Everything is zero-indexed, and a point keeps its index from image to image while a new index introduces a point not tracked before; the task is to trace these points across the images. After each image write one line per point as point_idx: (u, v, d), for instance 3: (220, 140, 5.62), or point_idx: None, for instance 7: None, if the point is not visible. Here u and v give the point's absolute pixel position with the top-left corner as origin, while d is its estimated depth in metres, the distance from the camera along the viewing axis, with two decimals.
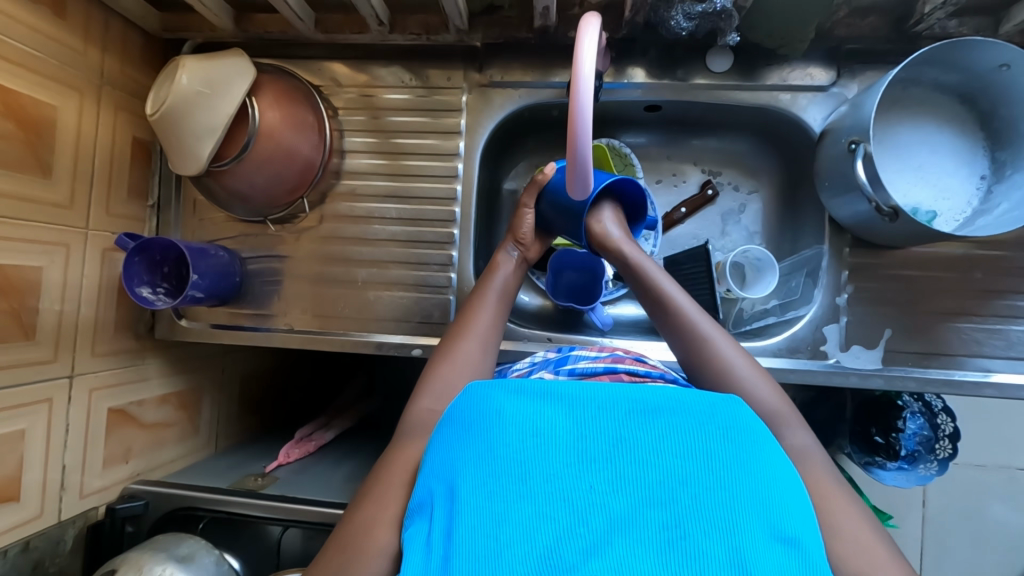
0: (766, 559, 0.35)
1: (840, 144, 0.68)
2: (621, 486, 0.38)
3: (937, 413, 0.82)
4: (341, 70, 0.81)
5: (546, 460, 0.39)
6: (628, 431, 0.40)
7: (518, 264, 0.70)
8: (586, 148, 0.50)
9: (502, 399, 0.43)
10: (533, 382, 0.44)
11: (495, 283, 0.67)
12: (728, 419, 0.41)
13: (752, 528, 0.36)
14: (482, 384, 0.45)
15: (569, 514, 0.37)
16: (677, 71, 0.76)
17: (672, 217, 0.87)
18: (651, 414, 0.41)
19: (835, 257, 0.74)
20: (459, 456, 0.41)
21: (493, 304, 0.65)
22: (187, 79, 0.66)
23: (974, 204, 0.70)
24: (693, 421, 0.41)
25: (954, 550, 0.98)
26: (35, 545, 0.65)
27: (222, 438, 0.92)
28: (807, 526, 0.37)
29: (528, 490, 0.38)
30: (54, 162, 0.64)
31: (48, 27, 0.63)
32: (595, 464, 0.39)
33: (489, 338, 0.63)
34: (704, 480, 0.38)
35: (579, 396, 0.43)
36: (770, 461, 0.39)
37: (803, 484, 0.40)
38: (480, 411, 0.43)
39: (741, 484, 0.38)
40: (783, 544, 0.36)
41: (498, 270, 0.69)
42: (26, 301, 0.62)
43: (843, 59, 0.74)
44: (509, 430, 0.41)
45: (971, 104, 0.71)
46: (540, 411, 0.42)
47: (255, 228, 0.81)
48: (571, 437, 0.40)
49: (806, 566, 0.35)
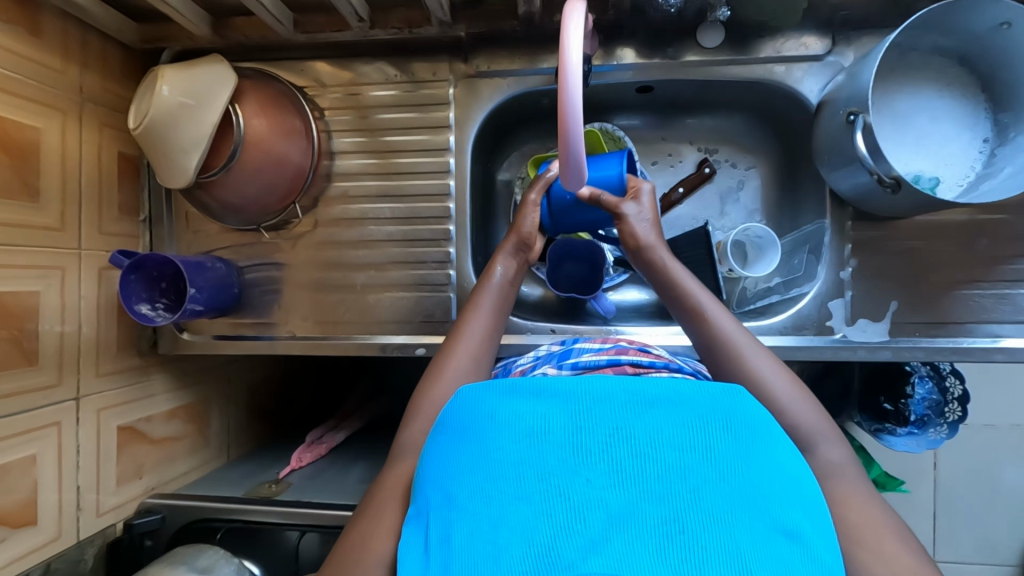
0: (766, 551, 0.35)
1: (838, 116, 0.66)
2: (619, 482, 0.38)
3: (946, 376, 0.82)
4: (325, 69, 0.79)
5: (541, 459, 0.39)
6: (627, 427, 0.40)
7: (519, 262, 0.68)
8: (579, 139, 0.49)
9: (496, 401, 0.43)
10: (529, 381, 0.44)
11: (494, 287, 0.65)
12: (727, 412, 0.40)
13: (751, 519, 0.36)
14: (474, 387, 0.45)
15: (568, 513, 0.36)
16: (667, 50, 0.75)
17: (670, 197, 0.84)
18: (649, 407, 0.41)
19: (837, 231, 0.73)
20: (454, 461, 0.41)
21: (492, 310, 0.63)
22: (169, 90, 0.65)
23: (978, 168, 0.69)
24: (691, 414, 0.40)
25: (966, 511, 0.99)
26: (56, 566, 0.66)
27: (233, 447, 0.92)
28: (806, 514, 0.37)
29: (523, 491, 0.38)
30: (41, 185, 0.63)
31: (23, 47, 0.62)
32: (592, 460, 0.39)
33: (483, 356, 0.61)
34: (703, 472, 0.38)
35: (574, 392, 0.42)
36: (770, 451, 0.39)
37: (801, 469, 0.40)
38: (474, 414, 0.43)
39: (739, 475, 0.38)
40: (786, 536, 0.36)
41: (496, 269, 0.66)
42: (25, 327, 0.62)
43: (837, 26, 0.71)
44: (507, 433, 0.41)
45: (971, 67, 0.69)
46: (536, 410, 0.42)
47: (250, 236, 0.80)
48: (565, 434, 0.40)
49: (809, 555, 0.35)
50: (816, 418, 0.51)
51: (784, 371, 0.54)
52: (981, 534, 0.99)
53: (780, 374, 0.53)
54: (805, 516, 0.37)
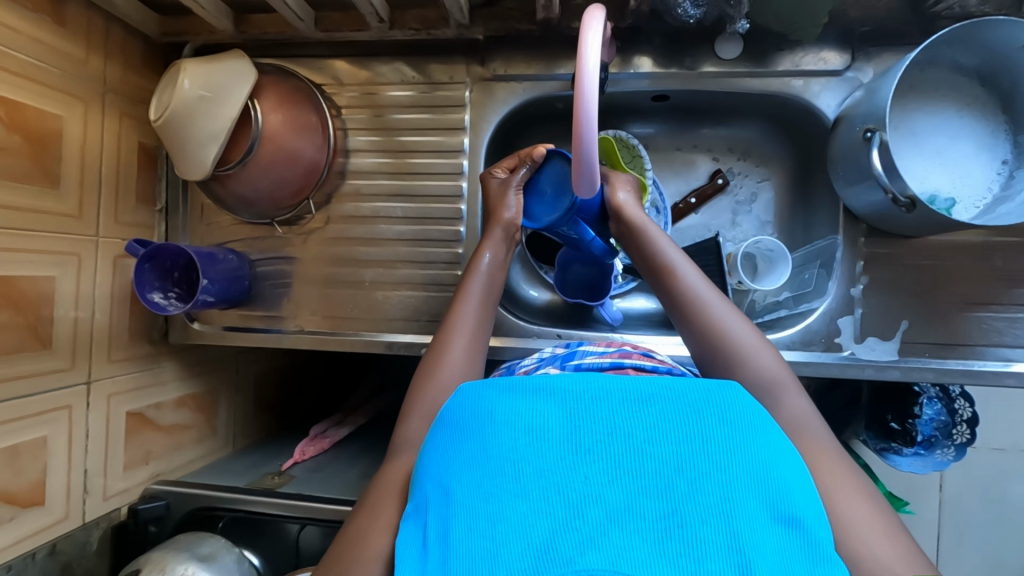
0: (766, 541, 0.35)
1: (855, 132, 0.66)
2: (618, 477, 0.38)
3: (956, 398, 0.81)
4: (343, 68, 0.80)
5: (540, 456, 0.39)
6: (623, 423, 0.40)
7: (507, 247, 0.68)
8: (591, 145, 0.49)
9: (496, 399, 0.43)
10: (528, 379, 0.45)
11: (483, 270, 0.66)
12: (722, 406, 0.41)
13: (751, 508, 0.36)
14: (474, 384, 0.46)
15: (565, 509, 0.36)
16: (684, 60, 0.74)
17: (681, 207, 0.86)
18: (644, 403, 0.41)
19: (849, 247, 0.73)
20: (453, 458, 0.41)
21: (480, 296, 0.64)
22: (190, 83, 0.66)
23: (995, 189, 0.68)
24: (686, 409, 0.41)
25: (972, 534, 0.98)
26: (61, 547, 0.67)
27: (239, 437, 0.93)
28: (806, 505, 0.37)
29: (522, 487, 0.38)
30: (61, 172, 0.65)
31: (48, 36, 0.63)
32: (590, 457, 0.39)
33: (478, 338, 0.62)
34: (700, 465, 0.38)
35: (574, 391, 0.43)
36: (767, 443, 0.39)
37: (799, 462, 0.40)
38: (474, 411, 0.43)
39: (737, 467, 0.38)
40: (784, 525, 0.36)
41: (483, 254, 0.66)
42: (41, 311, 0.63)
43: (857, 41, 0.71)
44: (505, 430, 0.41)
45: (992, 86, 0.69)
46: (534, 407, 0.42)
47: (263, 230, 0.81)
48: (564, 431, 0.40)
49: (807, 543, 0.36)
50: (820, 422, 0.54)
51: (780, 365, 0.54)
52: (986, 558, 0.97)
53: (778, 368, 0.53)
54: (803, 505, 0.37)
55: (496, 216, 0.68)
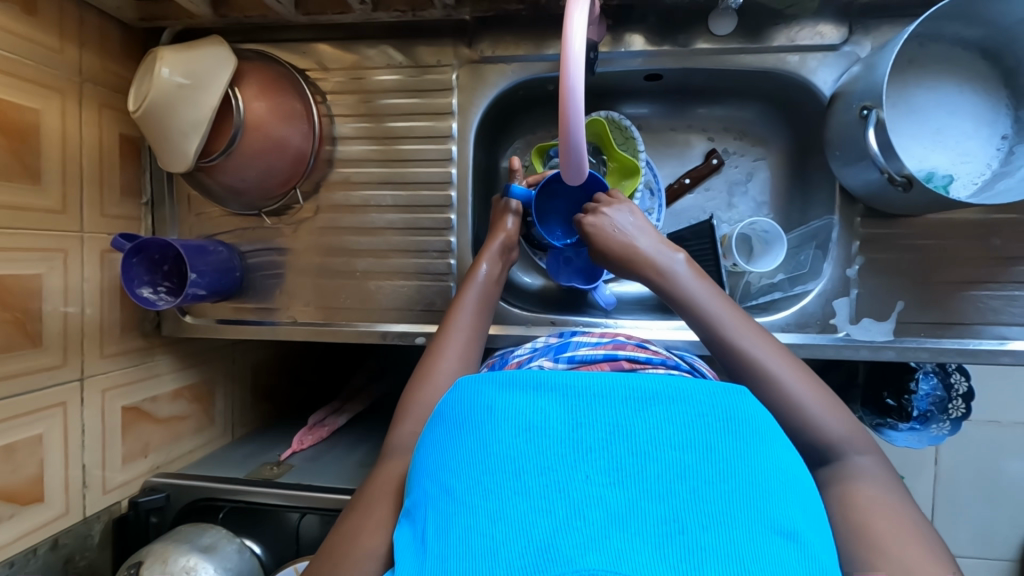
0: (766, 552, 0.35)
1: (851, 110, 0.64)
2: (619, 478, 0.37)
3: (952, 372, 0.81)
4: (327, 51, 0.78)
5: (541, 453, 0.39)
6: (626, 421, 0.39)
7: (504, 261, 0.71)
8: (580, 131, 0.47)
9: (494, 394, 0.42)
10: (526, 372, 0.43)
11: (479, 280, 0.68)
12: (730, 407, 0.40)
13: (752, 520, 0.36)
14: (472, 377, 0.44)
15: (567, 508, 0.36)
16: (678, 37, 0.72)
17: (675, 188, 0.84)
18: (649, 402, 0.40)
19: (846, 228, 0.72)
20: (452, 455, 0.41)
21: (474, 307, 0.66)
22: (168, 71, 0.64)
23: (994, 166, 0.67)
24: (690, 409, 0.40)
25: (967, 506, 0.99)
26: (64, 541, 0.67)
27: (237, 427, 0.93)
28: (803, 516, 0.38)
29: (522, 485, 0.38)
30: (41, 167, 0.63)
31: (21, 25, 0.61)
32: (591, 456, 0.38)
33: (472, 343, 0.64)
34: (704, 469, 0.37)
35: (574, 386, 0.41)
36: (772, 448, 0.39)
37: (803, 470, 0.40)
38: (472, 407, 0.42)
39: (740, 474, 0.37)
40: (785, 536, 0.36)
41: (481, 265, 0.69)
42: (29, 309, 0.63)
43: (856, 14, 0.69)
44: (505, 428, 0.40)
45: (995, 59, 0.67)
46: (533, 404, 0.41)
47: (251, 221, 0.80)
48: (566, 431, 0.39)
49: (806, 554, 0.36)
50: (819, 401, 0.54)
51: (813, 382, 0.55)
52: (979, 528, 0.99)
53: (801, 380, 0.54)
54: (804, 518, 0.38)
55: (486, 246, 0.70)
